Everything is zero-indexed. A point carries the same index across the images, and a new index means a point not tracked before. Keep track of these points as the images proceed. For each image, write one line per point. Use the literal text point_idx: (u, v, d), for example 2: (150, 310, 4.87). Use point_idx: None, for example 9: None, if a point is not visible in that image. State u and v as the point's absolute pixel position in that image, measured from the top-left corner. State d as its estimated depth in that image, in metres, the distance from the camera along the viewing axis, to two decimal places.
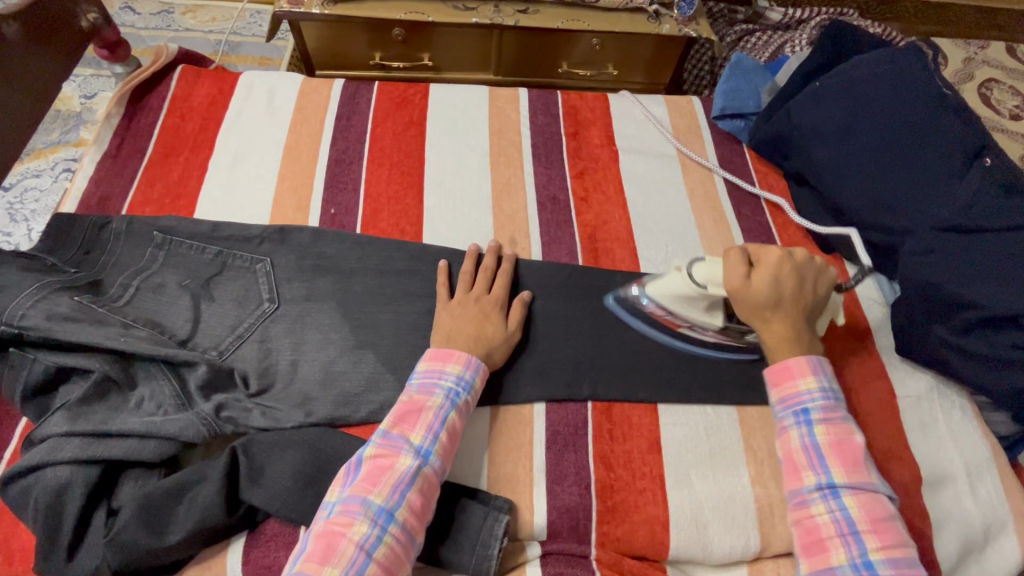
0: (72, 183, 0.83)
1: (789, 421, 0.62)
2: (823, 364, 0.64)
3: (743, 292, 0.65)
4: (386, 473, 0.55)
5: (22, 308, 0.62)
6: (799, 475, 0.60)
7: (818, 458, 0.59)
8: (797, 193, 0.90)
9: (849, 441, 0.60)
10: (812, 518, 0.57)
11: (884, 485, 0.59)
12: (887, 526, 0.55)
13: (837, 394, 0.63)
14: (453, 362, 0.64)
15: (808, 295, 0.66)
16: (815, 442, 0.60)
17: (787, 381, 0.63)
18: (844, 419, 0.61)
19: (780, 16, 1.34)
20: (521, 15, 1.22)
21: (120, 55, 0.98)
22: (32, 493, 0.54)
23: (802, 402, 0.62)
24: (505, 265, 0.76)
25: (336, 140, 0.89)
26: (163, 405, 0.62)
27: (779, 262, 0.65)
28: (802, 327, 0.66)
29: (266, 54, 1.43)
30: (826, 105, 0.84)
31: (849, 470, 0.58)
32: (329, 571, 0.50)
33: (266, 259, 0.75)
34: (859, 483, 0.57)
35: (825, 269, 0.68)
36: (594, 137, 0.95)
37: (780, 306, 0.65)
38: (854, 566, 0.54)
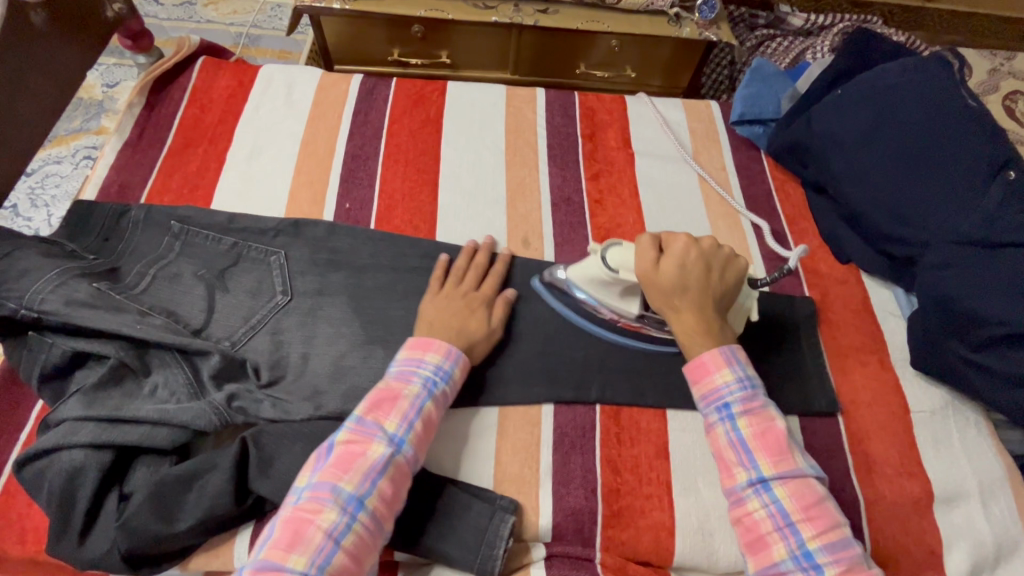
0: (93, 171, 0.84)
1: (713, 418, 0.60)
2: (735, 352, 0.62)
3: (654, 279, 0.65)
4: (357, 461, 0.55)
5: (42, 292, 0.62)
6: (730, 472, 0.58)
7: (746, 453, 0.58)
8: (814, 201, 0.89)
9: (771, 429, 0.58)
10: (750, 516, 0.56)
11: (813, 465, 0.58)
12: (820, 510, 0.55)
13: (754, 380, 0.61)
14: (433, 351, 0.63)
15: (715, 285, 0.65)
16: (740, 437, 0.58)
17: (705, 377, 0.61)
18: (763, 405, 0.60)
19: (803, 22, 1.32)
20: (542, 15, 1.22)
21: (144, 46, 0.94)
22: (46, 476, 0.55)
23: (722, 397, 0.60)
24: (499, 264, 0.76)
25: (353, 135, 0.89)
26: (176, 393, 0.62)
27: (686, 249, 0.65)
28: (716, 318, 0.64)
29: (286, 47, 1.44)
30: (848, 112, 0.82)
31: (775, 460, 0.57)
32: (295, 559, 0.50)
33: (280, 252, 0.76)
34: (786, 472, 0.56)
35: (736, 260, 0.67)
36: (609, 139, 0.94)
37: (690, 295, 0.64)
38: (795, 559, 0.54)
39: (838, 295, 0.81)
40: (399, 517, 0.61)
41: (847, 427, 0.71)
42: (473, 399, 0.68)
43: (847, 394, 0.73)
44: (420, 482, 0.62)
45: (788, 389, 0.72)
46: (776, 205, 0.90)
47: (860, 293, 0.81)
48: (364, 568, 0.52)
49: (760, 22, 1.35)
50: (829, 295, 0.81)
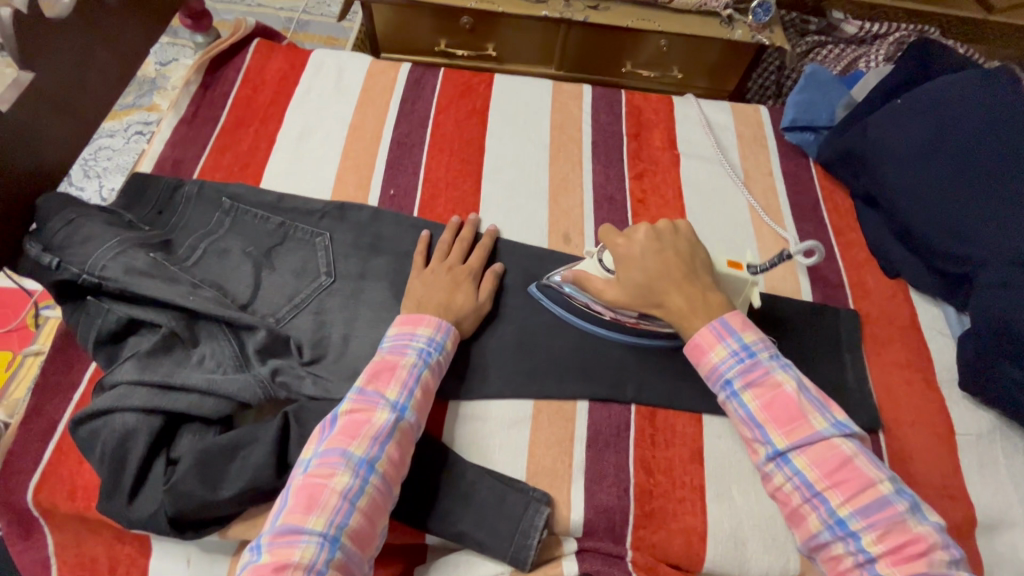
0: (150, 146, 0.87)
1: (719, 396, 0.61)
2: (729, 324, 0.62)
3: (614, 292, 0.66)
4: (363, 427, 0.55)
5: (103, 259, 0.64)
6: (752, 448, 0.58)
7: (757, 427, 0.57)
8: (864, 213, 0.87)
9: (778, 397, 0.57)
10: (779, 490, 0.55)
11: (835, 422, 0.56)
12: (846, 473, 0.53)
13: (754, 348, 0.60)
14: (424, 325, 0.64)
15: (674, 261, 0.65)
16: (748, 413, 0.58)
17: (702, 358, 0.62)
18: (767, 373, 0.59)
19: (856, 29, 1.29)
20: (592, 11, 1.21)
21: (204, 25, 1.00)
22: (100, 435, 0.56)
23: (721, 374, 0.60)
24: (485, 239, 0.77)
25: (400, 123, 0.90)
26: (223, 364, 0.64)
27: (628, 246, 0.66)
28: (696, 292, 0.64)
29: (333, 33, 1.46)
30: (906, 124, 0.80)
31: (786, 430, 0.56)
32: (314, 520, 0.50)
33: (326, 234, 0.77)
34: (801, 440, 0.55)
35: (677, 227, 0.68)
36: (655, 139, 0.93)
37: (658, 284, 0.64)
38: (830, 528, 0.52)
39: (884, 309, 0.79)
40: (433, 502, 0.61)
41: (888, 445, 0.69)
42: (509, 390, 0.68)
43: (890, 412, 0.71)
44: (454, 469, 0.63)
45: None
46: (823, 214, 0.88)
47: (908, 309, 0.79)
48: (376, 528, 0.53)
49: (811, 28, 1.34)
50: (875, 310, 0.79)
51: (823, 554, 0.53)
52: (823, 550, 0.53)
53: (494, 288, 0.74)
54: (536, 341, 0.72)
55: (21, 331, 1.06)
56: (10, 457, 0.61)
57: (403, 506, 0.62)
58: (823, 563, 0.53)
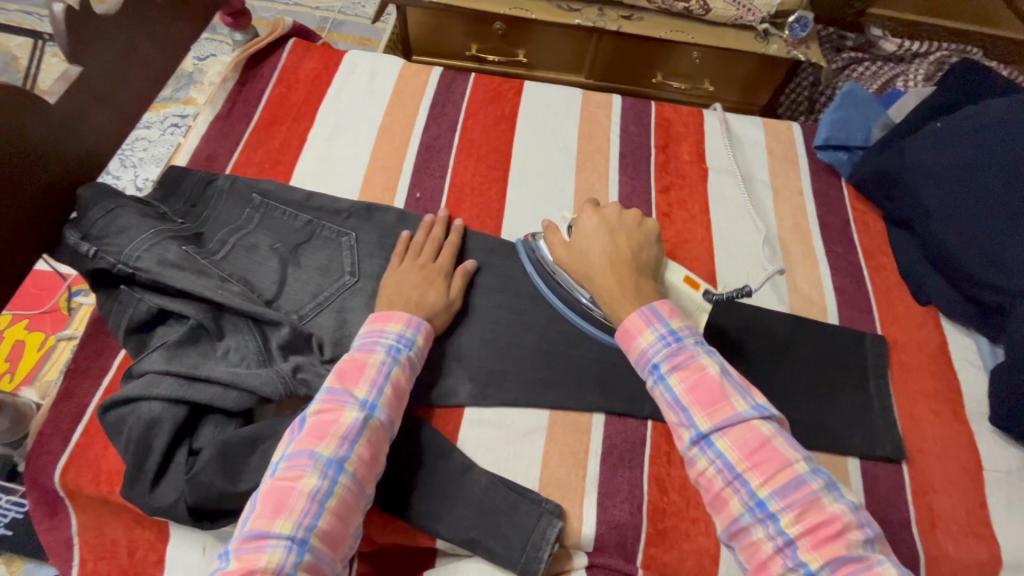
0: (186, 140, 0.89)
1: (647, 382, 0.58)
2: (656, 309, 0.59)
3: (558, 251, 0.69)
4: (332, 427, 0.55)
5: (137, 250, 0.66)
6: (676, 434, 0.55)
7: (682, 411, 0.54)
8: (897, 236, 0.85)
9: (703, 379, 0.54)
10: (703, 476, 0.52)
11: (756, 405, 0.53)
12: (765, 454, 0.51)
13: (680, 333, 0.58)
14: (394, 322, 0.65)
15: (623, 248, 0.65)
16: (674, 397, 0.55)
17: (629, 341, 0.59)
18: (692, 356, 0.56)
19: (895, 47, 1.27)
20: (625, 21, 1.22)
21: (243, 24, 1.02)
22: (127, 422, 0.58)
23: (648, 358, 0.57)
24: (454, 236, 0.77)
25: (429, 126, 0.91)
26: (247, 357, 0.65)
27: (589, 225, 0.68)
28: (631, 279, 0.63)
29: (366, 34, 1.48)
30: (944, 148, 0.78)
31: (708, 413, 0.53)
32: (281, 523, 0.49)
33: (351, 234, 0.78)
34: (723, 421, 0.52)
35: (637, 216, 0.69)
36: (684, 153, 0.92)
37: (597, 261, 0.65)
38: (751, 511, 0.49)
39: (913, 336, 0.77)
40: (445, 507, 0.62)
41: (911, 477, 0.67)
42: (526, 399, 0.68)
43: (915, 442, 0.69)
44: (468, 475, 0.63)
45: (851, 429, 0.69)
46: (853, 236, 0.86)
47: (938, 338, 0.77)
48: (348, 529, 0.53)
49: (848, 44, 1.32)
50: (904, 337, 0.77)
51: (742, 541, 0.50)
52: (742, 537, 0.50)
53: (467, 288, 0.75)
54: (554, 352, 0.71)
55: (53, 314, 1.10)
56: (41, 437, 0.63)
57: (414, 509, 0.62)
58: (742, 551, 0.50)
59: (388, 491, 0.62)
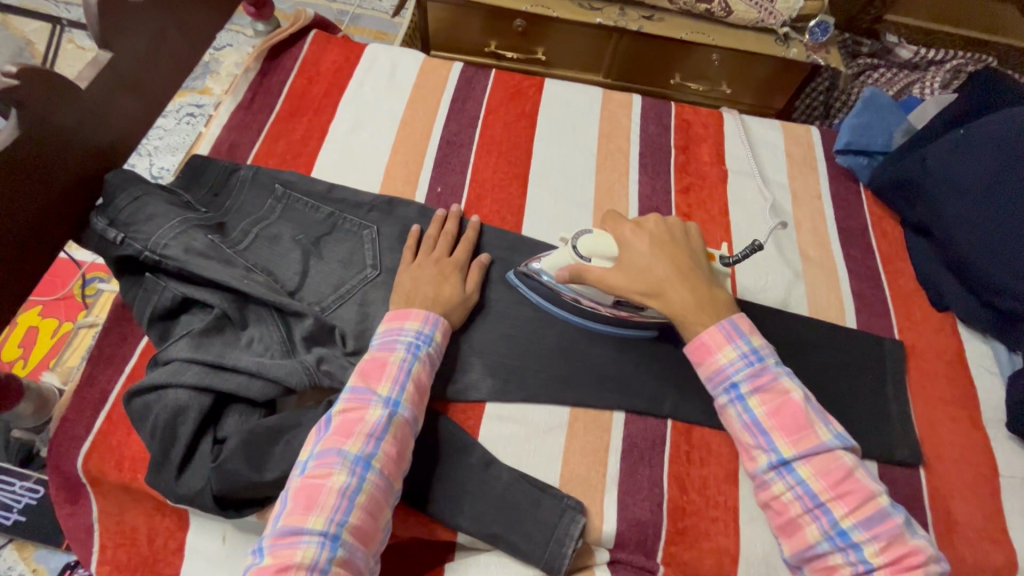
0: (207, 129, 0.89)
1: (724, 400, 0.60)
2: (737, 326, 0.61)
3: (614, 277, 0.65)
4: (358, 425, 0.55)
5: (164, 238, 0.66)
6: (752, 455, 0.58)
7: (762, 433, 0.57)
8: (914, 242, 0.85)
9: (786, 404, 0.57)
10: (778, 499, 0.55)
11: (838, 434, 0.56)
12: (850, 485, 0.53)
13: (762, 354, 0.60)
14: (412, 319, 0.65)
15: (681, 255, 0.66)
16: (754, 418, 0.58)
17: (708, 358, 0.61)
18: (775, 379, 0.59)
19: (910, 55, 1.28)
20: (646, 21, 1.22)
21: (265, 15, 1.02)
22: (153, 410, 0.58)
23: (728, 377, 0.60)
24: (468, 231, 0.77)
25: (450, 121, 0.91)
26: (270, 348, 0.65)
27: (636, 237, 0.66)
28: (699, 289, 0.64)
29: (383, 28, 1.48)
30: (967, 154, 0.78)
31: (793, 439, 0.56)
32: (313, 520, 0.50)
33: (373, 227, 0.78)
34: (807, 449, 0.55)
35: (684, 225, 0.69)
36: (703, 154, 0.93)
37: (661, 274, 0.64)
38: (830, 540, 0.52)
39: (931, 342, 0.78)
40: (467, 502, 0.62)
41: (929, 482, 0.67)
42: (546, 396, 0.68)
43: (932, 447, 0.70)
44: (489, 470, 0.63)
45: (870, 433, 0.69)
46: (871, 241, 0.86)
47: (956, 344, 0.78)
48: (379, 524, 0.53)
49: (864, 50, 1.34)
50: (921, 342, 0.78)
51: (815, 564, 0.53)
52: (817, 561, 0.53)
53: (484, 284, 0.75)
54: (575, 350, 0.72)
55: (67, 301, 1.09)
56: (63, 423, 0.63)
57: (437, 503, 0.62)
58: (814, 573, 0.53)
59: (411, 485, 0.63)
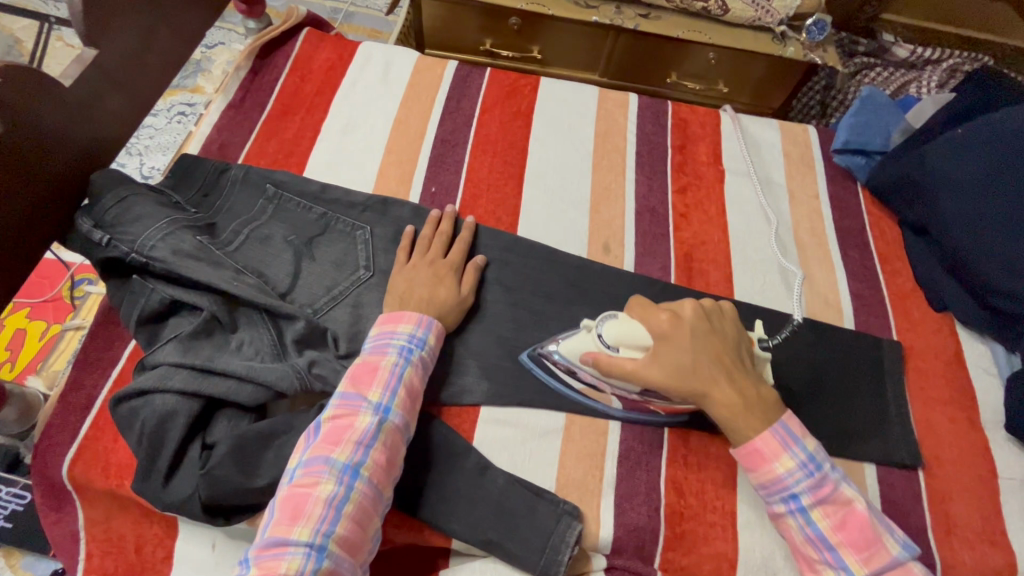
0: (197, 128, 0.87)
1: (783, 510, 0.57)
2: (791, 430, 0.58)
3: (652, 375, 0.59)
4: (347, 433, 0.54)
5: (151, 239, 0.65)
6: (817, 569, 0.56)
7: (829, 549, 0.55)
8: (912, 242, 0.85)
9: (851, 517, 0.55)
10: None
11: (903, 543, 0.55)
12: None
13: (819, 460, 0.57)
14: (405, 322, 0.63)
15: (723, 349, 0.60)
16: (819, 533, 0.56)
17: (764, 467, 0.58)
18: (836, 487, 0.57)
19: (907, 54, 1.29)
20: (643, 19, 1.21)
21: (256, 12, 1.01)
22: (140, 415, 0.56)
23: (788, 488, 0.57)
24: (464, 232, 0.76)
25: (444, 120, 0.90)
26: (261, 351, 0.63)
27: (672, 329, 0.60)
28: (746, 390, 0.59)
29: (377, 26, 1.46)
30: (965, 153, 0.77)
31: (863, 557, 0.54)
32: (299, 530, 0.49)
33: (367, 228, 0.77)
34: (879, 566, 0.54)
35: (722, 309, 0.64)
36: (700, 153, 0.92)
37: (705, 376, 0.59)
38: None
39: (929, 342, 0.77)
40: (461, 508, 0.61)
41: (928, 485, 0.67)
42: (542, 399, 0.67)
43: (932, 449, 0.69)
44: (485, 475, 0.62)
45: (869, 436, 0.69)
46: (869, 241, 0.86)
47: (954, 344, 0.77)
48: (367, 534, 0.52)
49: (860, 49, 1.33)
50: (920, 342, 0.77)
51: None
52: None
53: (479, 285, 0.74)
54: None
55: (56, 302, 1.08)
56: (49, 429, 0.62)
57: (430, 508, 0.61)
58: None
59: (404, 491, 0.62)
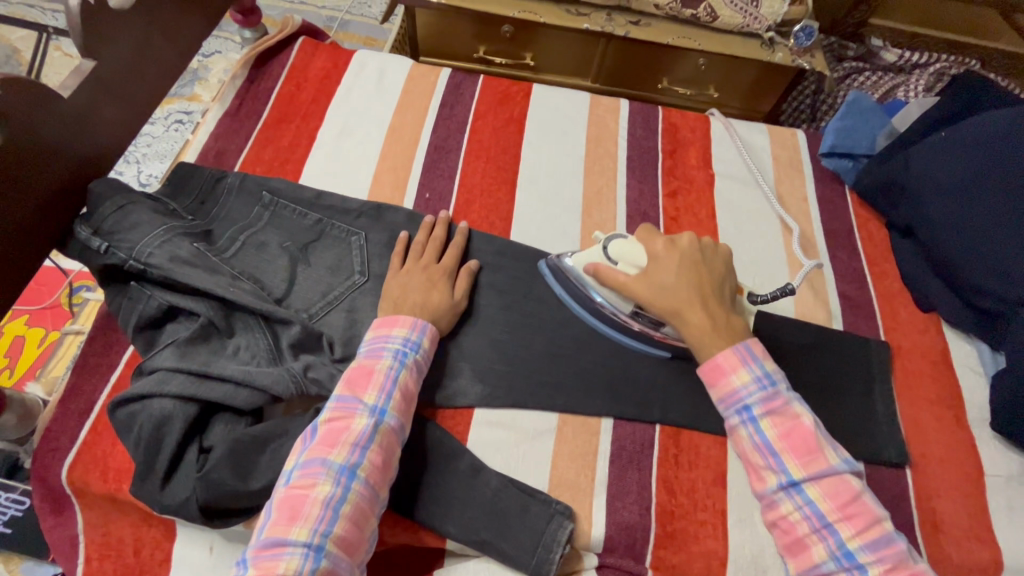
0: (194, 136, 0.89)
1: (735, 421, 0.60)
2: (751, 349, 0.62)
3: (637, 287, 0.66)
4: (343, 435, 0.55)
5: (149, 247, 0.66)
6: (761, 476, 0.58)
7: (772, 455, 0.57)
8: (899, 243, 0.86)
9: (797, 427, 0.58)
10: (785, 519, 0.56)
11: (845, 459, 0.57)
12: (857, 509, 0.54)
13: (774, 377, 0.60)
14: (399, 326, 0.64)
15: (708, 277, 0.67)
16: (765, 440, 0.58)
17: (721, 379, 0.61)
18: (787, 403, 0.59)
19: (895, 58, 1.30)
20: (633, 26, 1.22)
21: (252, 21, 1.02)
22: (138, 419, 0.57)
23: (741, 399, 0.60)
24: (457, 237, 0.77)
25: (438, 127, 0.91)
26: (257, 356, 0.64)
27: (665, 251, 0.68)
28: (719, 314, 0.64)
29: (372, 34, 1.48)
30: (949, 157, 0.79)
31: (803, 461, 0.56)
32: (297, 531, 0.50)
33: (361, 234, 0.78)
34: (817, 472, 0.55)
35: (717, 248, 0.70)
36: (691, 157, 0.93)
37: (682, 295, 0.65)
38: (836, 560, 0.53)
39: (917, 342, 0.78)
40: (455, 509, 0.62)
41: (915, 482, 0.68)
42: (535, 401, 0.68)
43: (919, 447, 0.70)
44: (478, 476, 0.63)
45: (857, 435, 0.70)
46: (857, 243, 0.87)
47: (941, 344, 0.78)
48: (364, 534, 0.53)
49: (850, 53, 1.35)
50: (907, 342, 0.78)
51: None
52: None
53: (472, 289, 0.75)
54: (565, 355, 0.72)
55: (54, 310, 1.09)
56: (47, 435, 0.62)
57: (425, 509, 0.62)
58: None
59: (399, 493, 0.62)
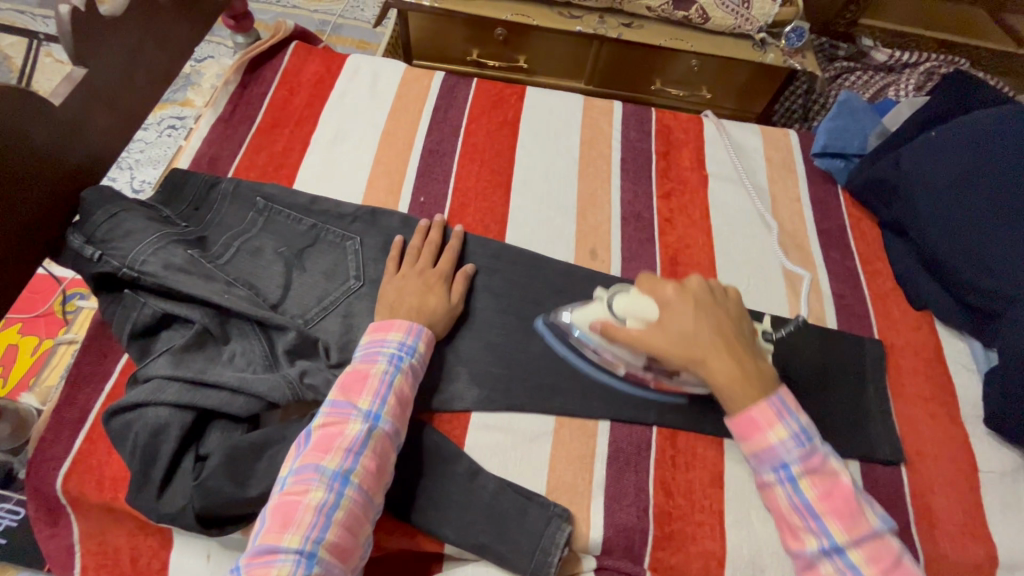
0: (188, 142, 0.88)
1: (772, 478, 0.57)
2: (785, 402, 0.59)
3: (655, 341, 0.62)
4: (337, 440, 0.55)
5: (143, 254, 0.65)
6: (799, 536, 0.56)
7: (814, 518, 0.55)
8: (892, 242, 0.87)
9: (837, 488, 0.55)
10: None
11: (883, 517, 0.55)
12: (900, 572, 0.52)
13: (811, 432, 0.57)
14: (394, 330, 0.64)
15: (724, 321, 0.63)
16: (806, 502, 0.55)
17: (757, 435, 0.58)
18: (824, 459, 0.57)
19: (886, 57, 1.31)
20: (625, 28, 1.23)
21: (245, 26, 1.02)
22: (133, 427, 0.57)
23: (779, 457, 0.57)
24: (453, 240, 0.77)
25: (432, 130, 0.91)
26: (253, 363, 0.64)
27: (677, 299, 0.64)
28: (742, 359, 0.61)
29: (365, 38, 1.48)
30: (940, 156, 0.80)
31: (846, 525, 0.53)
32: (290, 537, 0.50)
33: (356, 238, 0.78)
34: (861, 536, 0.53)
35: (727, 291, 0.67)
36: (684, 159, 0.94)
37: (703, 342, 0.61)
38: None
39: (910, 340, 0.79)
40: (453, 513, 0.62)
41: (910, 480, 0.68)
42: (532, 404, 0.68)
43: (914, 445, 0.71)
44: (475, 480, 0.63)
45: (852, 433, 0.70)
46: (850, 242, 0.88)
47: (934, 341, 0.79)
48: (358, 540, 0.53)
49: (841, 53, 1.35)
50: (901, 340, 0.79)
51: None
52: None
53: (468, 293, 0.75)
54: (561, 357, 0.72)
55: (48, 318, 1.08)
56: (42, 444, 0.62)
57: (423, 514, 0.62)
58: None
59: (396, 498, 0.62)
